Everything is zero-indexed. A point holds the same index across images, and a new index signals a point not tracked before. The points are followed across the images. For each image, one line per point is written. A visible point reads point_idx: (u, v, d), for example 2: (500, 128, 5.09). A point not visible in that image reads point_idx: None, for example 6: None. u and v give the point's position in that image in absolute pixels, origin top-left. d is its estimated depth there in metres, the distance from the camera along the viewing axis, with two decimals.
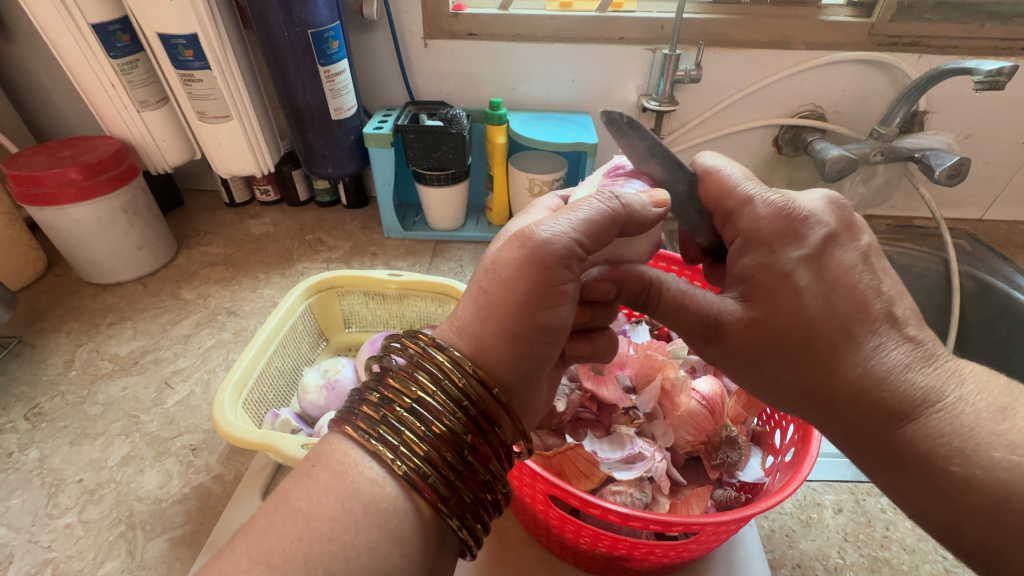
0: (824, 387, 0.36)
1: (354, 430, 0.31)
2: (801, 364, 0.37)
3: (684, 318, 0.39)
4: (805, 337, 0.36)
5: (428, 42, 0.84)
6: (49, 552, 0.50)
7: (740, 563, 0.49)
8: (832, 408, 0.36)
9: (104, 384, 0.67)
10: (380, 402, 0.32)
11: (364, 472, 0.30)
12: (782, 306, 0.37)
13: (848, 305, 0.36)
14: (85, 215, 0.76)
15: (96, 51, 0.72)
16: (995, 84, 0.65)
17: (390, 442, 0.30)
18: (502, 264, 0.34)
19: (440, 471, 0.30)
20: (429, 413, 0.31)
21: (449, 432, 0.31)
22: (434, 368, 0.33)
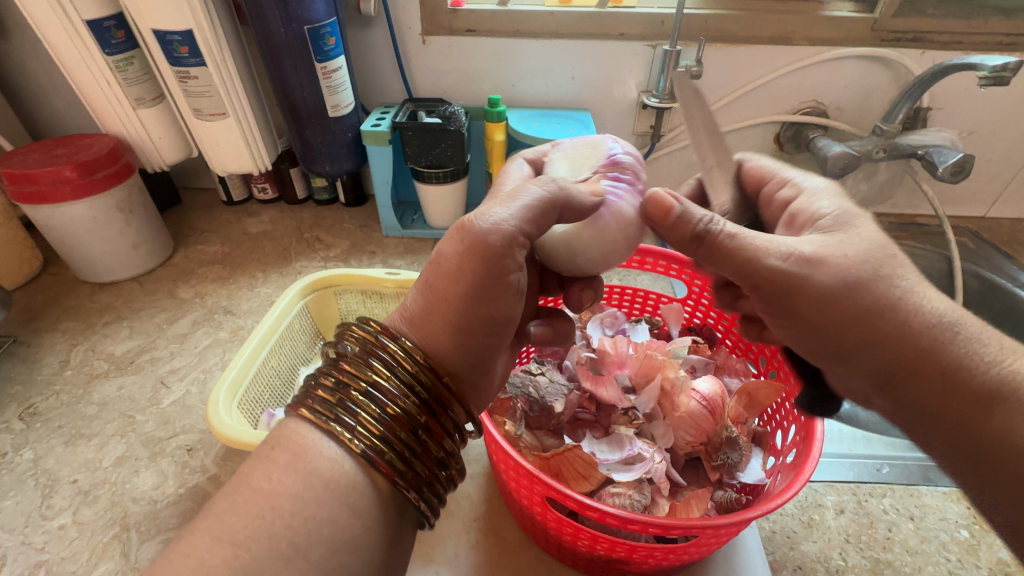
0: (890, 359, 0.37)
1: (307, 412, 0.31)
2: (863, 338, 0.38)
3: (739, 261, 0.37)
4: (869, 309, 0.37)
5: (427, 38, 0.83)
6: (43, 554, 0.50)
7: (741, 565, 0.49)
8: (898, 381, 0.38)
9: (100, 384, 0.66)
10: (333, 385, 0.32)
11: (322, 453, 0.30)
12: (842, 275, 0.37)
13: (887, 269, 0.37)
14: (81, 213, 0.75)
15: (91, 47, 0.71)
16: (1000, 80, 0.64)
17: (343, 421, 0.31)
18: (447, 259, 0.35)
19: (394, 448, 0.31)
20: (382, 395, 0.31)
21: (402, 412, 0.31)
22: (384, 354, 0.33)
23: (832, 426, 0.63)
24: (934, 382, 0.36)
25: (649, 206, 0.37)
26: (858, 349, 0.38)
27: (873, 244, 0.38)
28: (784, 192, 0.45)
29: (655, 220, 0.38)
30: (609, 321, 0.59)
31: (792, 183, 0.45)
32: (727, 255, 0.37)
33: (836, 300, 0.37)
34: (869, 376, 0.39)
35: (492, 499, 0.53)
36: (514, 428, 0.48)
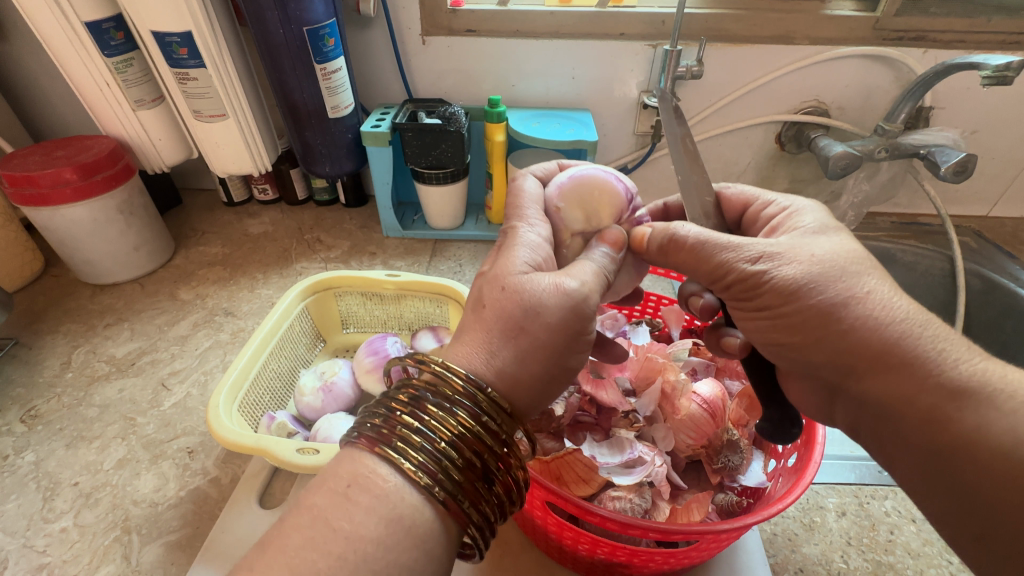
0: (846, 363, 0.35)
1: (391, 455, 0.30)
2: (819, 339, 0.36)
3: (701, 264, 0.39)
4: (824, 311, 0.35)
5: (426, 39, 0.83)
6: (44, 557, 0.50)
7: (741, 567, 0.49)
8: (854, 383, 0.35)
9: (101, 386, 0.66)
10: (418, 429, 0.31)
11: (403, 496, 0.29)
12: (794, 279, 0.36)
13: (845, 273, 0.35)
14: (82, 215, 0.75)
15: (90, 49, 0.71)
16: (1002, 79, 0.63)
17: (427, 469, 0.30)
18: (545, 307, 0.34)
19: (468, 494, 0.31)
20: (466, 441, 0.31)
21: (476, 456, 0.31)
22: (473, 405, 0.32)
23: (833, 428, 0.63)
24: (893, 389, 0.33)
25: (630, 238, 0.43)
26: (818, 351, 0.36)
27: (833, 250, 0.36)
28: (767, 211, 0.44)
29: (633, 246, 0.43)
30: (609, 323, 0.59)
31: (775, 203, 0.44)
32: (694, 258, 0.39)
33: (791, 305, 0.36)
34: (827, 376, 0.37)
35: None
36: None
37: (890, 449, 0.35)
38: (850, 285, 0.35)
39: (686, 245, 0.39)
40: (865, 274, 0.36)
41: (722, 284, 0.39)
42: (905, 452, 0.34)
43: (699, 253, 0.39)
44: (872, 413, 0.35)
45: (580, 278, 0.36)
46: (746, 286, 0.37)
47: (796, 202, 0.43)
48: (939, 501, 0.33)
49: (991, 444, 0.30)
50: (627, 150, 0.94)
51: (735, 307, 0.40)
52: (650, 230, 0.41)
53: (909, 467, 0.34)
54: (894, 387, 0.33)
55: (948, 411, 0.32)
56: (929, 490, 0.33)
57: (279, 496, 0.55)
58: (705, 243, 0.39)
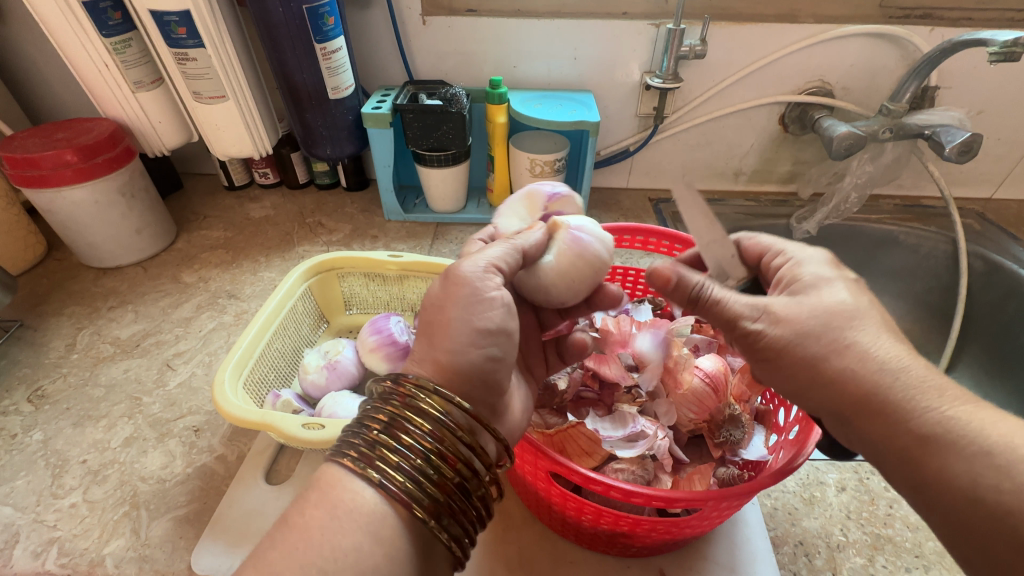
0: (841, 405, 0.35)
1: (339, 455, 0.32)
2: (814, 384, 0.36)
3: (721, 321, 0.40)
4: (822, 355, 0.35)
5: (426, 19, 0.82)
6: (55, 531, 0.51)
7: (742, 539, 0.49)
8: (851, 416, 0.35)
9: (106, 367, 0.67)
10: (361, 430, 0.33)
11: (352, 490, 0.31)
12: (796, 329, 0.36)
13: (836, 318, 0.36)
14: (83, 198, 0.75)
15: (88, 28, 0.70)
16: (1011, 55, 0.62)
17: (370, 461, 0.31)
18: (434, 302, 0.37)
19: (438, 499, 0.32)
20: (434, 447, 0.32)
21: (439, 456, 0.32)
22: (410, 395, 0.34)
23: None
24: (887, 417, 0.33)
25: (652, 275, 0.43)
26: (819, 394, 0.36)
27: (835, 299, 0.37)
28: (774, 262, 0.43)
29: (657, 284, 0.43)
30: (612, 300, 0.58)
31: (784, 253, 0.43)
32: (715, 313, 0.40)
33: (796, 351, 0.36)
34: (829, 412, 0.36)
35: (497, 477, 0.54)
36: None
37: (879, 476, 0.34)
38: (836, 334, 0.35)
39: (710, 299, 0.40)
40: (864, 316, 0.36)
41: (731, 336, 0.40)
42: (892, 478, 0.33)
43: (718, 308, 0.40)
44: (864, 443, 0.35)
45: (482, 259, 0.38)
46: (750, 339, 0.38)
47: (805, 253, 0.42)
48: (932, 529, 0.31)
49: (964, 482, 0.30)
50: (629, 132, 0.94)
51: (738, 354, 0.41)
52: (677, 275, 0.41)
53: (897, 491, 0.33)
54: (887, 413, 0.33)
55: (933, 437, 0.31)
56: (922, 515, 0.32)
57: (285, 473, 0.56)
58: (727, 305, 0.39)
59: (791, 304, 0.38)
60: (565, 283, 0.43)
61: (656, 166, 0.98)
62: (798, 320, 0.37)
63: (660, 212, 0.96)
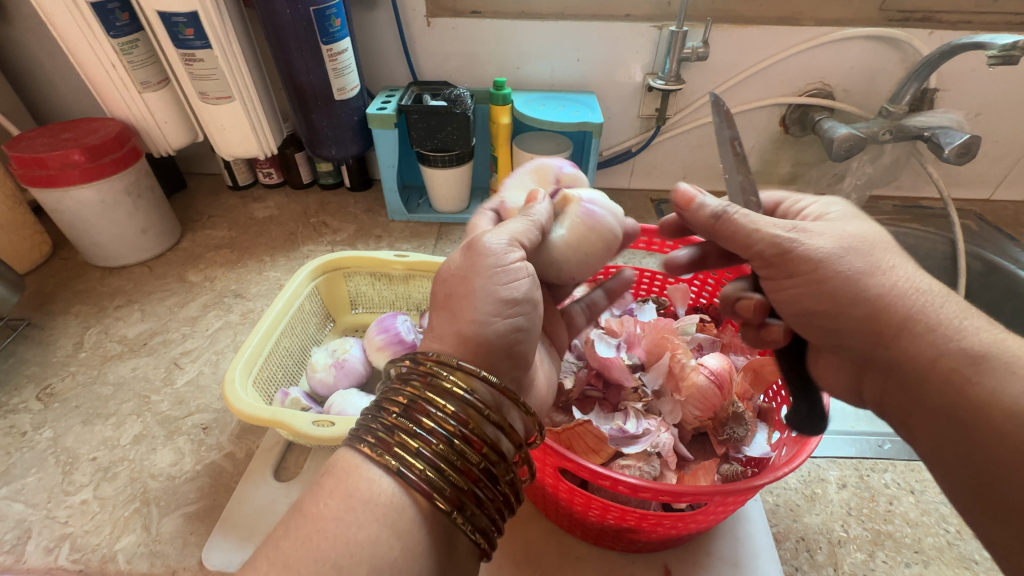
0: (873, 325, 0.37)
1: (354, 438, 0.33)
2: (835, 310, 0.38)
3: (742, 241, 0.39)
4: (850, 282, 0.37)
5: (431, 20, 0.83)
6: (66, 527, 0.51)
7: (745, 535, 0.50)
8: (881, 350, 0.38)
9: (114, 365, 0.68)
10: (377, 412, 0.33)
11: (366, 477, 0.31)
12: (821, 254, 0.37)
13: (871, 249, 0.38)
14: (90, 197, 0.76)
15: (96, 29, 0.71)
16: (1009, 59, 0.63)
17: (385, 444, 0.32)
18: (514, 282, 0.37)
19: (437, 467, 0.31)
20: (461, 431, 0.32)
21: (466, 444, 0.32)
22: (422, 375, 0.34)
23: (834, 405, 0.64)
24: (921, 353, 0.35)
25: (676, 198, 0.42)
26: (842, 320, 0.38)
27: (864, 229, 0.39)
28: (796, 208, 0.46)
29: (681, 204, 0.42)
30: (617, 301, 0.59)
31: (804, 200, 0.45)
32: (734, 236, 0.39)
33: (813, 276, 0.38)
34: (855, 347, 0.39)
35: None
36: None
37: (912, 425, 0.37)
38: (875, 259, 0.38)
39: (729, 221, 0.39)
40: (890, 246, 0.39)
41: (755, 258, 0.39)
42: (923, 416, 0.36)
43: (735, 230, 0.39)
44: (896, 382, 0.38)
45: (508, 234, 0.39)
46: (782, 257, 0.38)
47: (826, 200, 0.44)
48: (945, 467, 0.35)
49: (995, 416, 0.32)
50: (631, 132, 0.94)
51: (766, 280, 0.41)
52: (701, 196, 0.41)
53: (925, 434, 0.36)
54: (924, 350, 0.35)
55: (966, 374, 0.33)
56: (943, 448, 0.35)
57: (294, 470, 0.57)
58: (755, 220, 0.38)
59: (824, 232, 0.39)
60: (591, 249, 0.43)
61: (657, 167, 0.98)
62: (832, 242, 0.38)
63: (661, 212, 0.97)
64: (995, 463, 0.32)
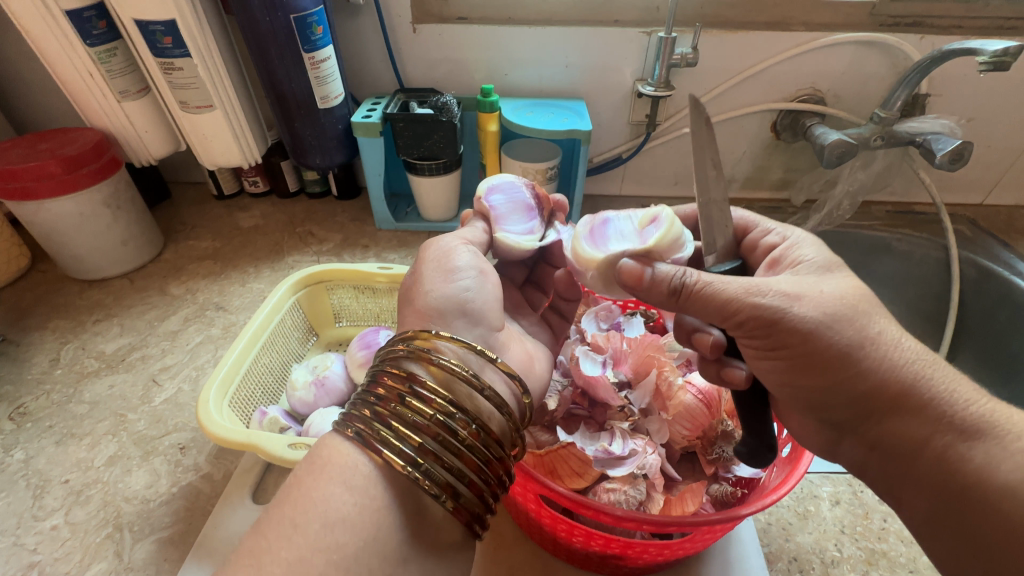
0: (866, 404, 0.35)
1: (347, 428, 0.33)
2: (822, 383, 0.36)
3: (715, 310, 0.37)
4: (842, 352, 0.35)
5: (417, 27, 0.81)
6: (35, 555, 0.50)
7: (736, 556, 0.49)
8: (870, 424, 0.36)
9: (90, 383, 0.66)
10: (375, 397, 0.34)
11: (353, 460, 0.32)
12: (809, 323, 0.35)
13: (857, 313, 0.35)
14: (67, 209, 0.74)
15: (72, 38, 0.69)
16: (1000, 65, 0.62)
17: (384, 434, 0.32)
18: None
19: (437, 455, 0.32)
20: (425, 393, 0.33)
21: (430, 413, 0.33)
22: (425, 360, 0.35)
23: None
24: (910, 430, 0.34)
25: (621, 274, 0.39)
26: (830, 394, 0.36)
27: (841, 287, 0.37)
28: (765, 240, 0.44)
29: (629, 282, 0.38)
30: (602, 314, 0.57)
31: (772, 231, 0.44)
32: (701, 306, 0.37)
33: (800, 346, 0.35)
34: (838, 418, 0.37)
35: None
36: None
37: (901, 498, 0.36)
38: (863, 323, 0.35)
39: (691, 290, 0.37)
40: (868, 303, 0.36)
41: (737, 324, 0.37)
42: (917, 490, 0.35)
43: (701, 299, 0.37)
44: (882, 455, 0.36)
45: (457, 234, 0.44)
46: (768, 327, 0.36)
47: (792, 232, 0.43)
48: (943, 542, 0.34)
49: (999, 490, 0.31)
50: (622, 139, 0.93)
51: (746, 343, 0.38)
52: (649, 269, 0.38)
53: (918, 508, 0.35)
54: (912, 428, 0.34)
55: (960, 451, 0.33)
56: (938, 520, 0.34)
57: (273, 492, 0.55)
58: (721, 287, 0.36)
59: (801, 293, 0.36)
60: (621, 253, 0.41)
61: (649, 173, 0.97)
62: (813, 309, 0.35)
63: None
64: (998, 539, 0.31)
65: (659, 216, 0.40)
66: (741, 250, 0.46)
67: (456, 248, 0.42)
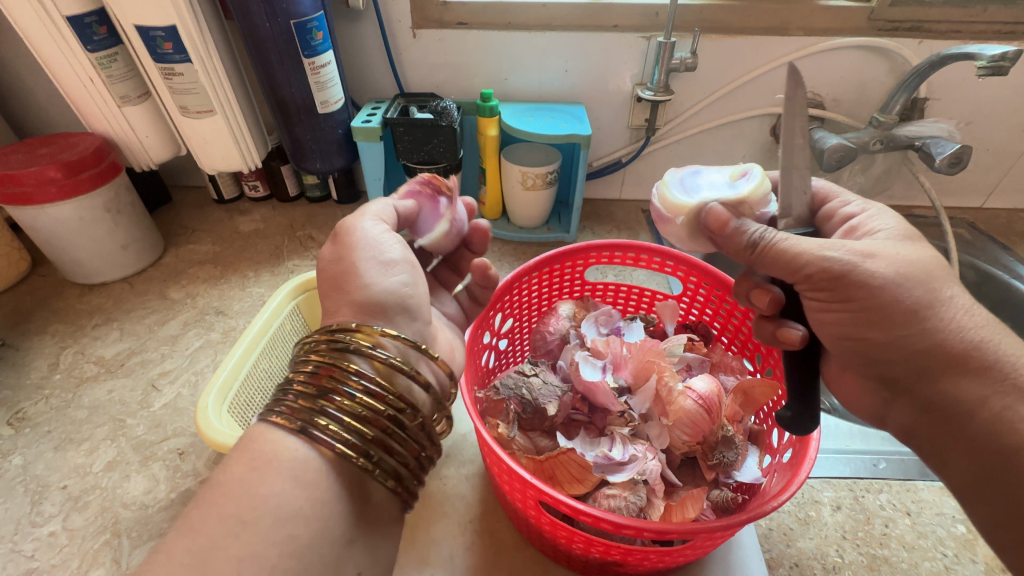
0: (927, 362, 0.37)
1: (274, 417, 0.34)
2: (885, 337, 0.37)
3: (783, 264, 0.39)
4: (908, 309, 0.36)
5: (416, 32, 0.82)
6: (32, 561, 0.49)
7: (737, 563, 0.49)
8: (924, 383, 0.37)
9: (90, 387, 0.66)
10: (304, 389, 0.34)
11: (290, 449, 0.33)
12: (879, 279, 0.36)
13: (931, 278, 0.37)
14: (67, 214, 0.74)
15: (73, 44, 0.69)
16: (998, 69, 0.63)
17: (315, 423, 0.33)
18: None
19: (373, 438, 0.34)
20: (357, 386, 0.34)
21: (377, 405, 0.34)
22: (354, 353, 0.35)
23: (828, 421, 0.62)
24: (965, 391, 0.35)
25: (707, 218, 0.41)
26: (890, 349, 0.38)
27: (919, 254, 0.38)
28: (843, 211, 0.44)
29: (714, 227, 0.41)
30: (603, 319, 0.58)
31: (851, 203, 0.44)
32: (775, 260, 0.39)
33: (867, 301, 0.37)
34: (893, 374, 0.39)
35: (487, 500, 0.52)
36: (506, 430, 0.49)
37: (947, 459, 0.38)
38: (934, 287, 0.36)
39: (768, 244, 0.39)
40: (945, 271, 0.37)
41: (803, 278, 0.39)
42: (962, 452, 0.36)
43: (776, 253, 0.39)
44: (934, 416, 0.38)
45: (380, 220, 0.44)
46: (832, 282, 0.37)
47: (871, 205, 0.43)
48: (982, 504, 0.35)
49: None
50: (622, 143, 0.93)
51: (811, 300, 0.40)
52: (735, 221, 0.40)
53: (961, 470, 0.37)
54: (970, 388, 0.35)
55: (1018, 413, 0.34)
56: (980, 483, 0.35)
57: None
58: (792, 243, 0.38)
59: (874, 254, 0.37)
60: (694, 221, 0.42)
61: (649, 177, 0.97)
62: (887, 271, 0.36)
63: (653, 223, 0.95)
64: None
65: (749, 172, 0.42)
66: (814, 220, 0.46)
67: (387, 238, 0.43)
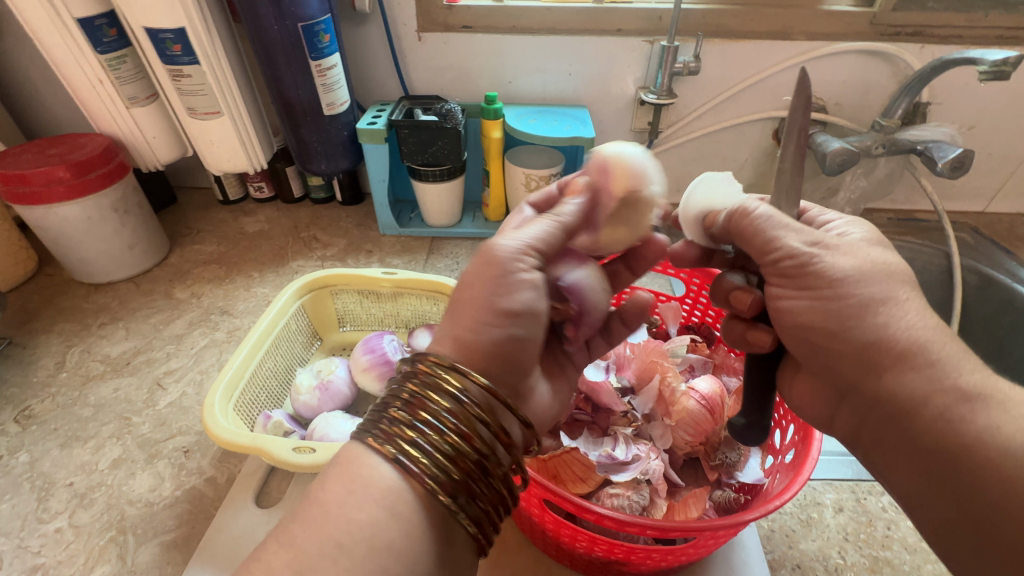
0: (859, 373, 0.34)
1: (369, 441, 0.31)
2: (824, 345, 0.35)
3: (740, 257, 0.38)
4: (846, 320, 0.34)
5: (422, 35, 0.83)
6: (39, 558, 0.50)
7: (739, 563, 0.49)
8: (864, 390, 0.34)
9: (95, 386, 0.66)
10: (398, 419, 0.32)
11: (375, 470, 0.31)
12: (824, 289, 0.35)
13: (870, 287, 0.34)
14: (75, 213, 0.75)
15: (83, 46, 0.70)
16: (1000, 74, 0.63)
17: (409, 456, 0.31)
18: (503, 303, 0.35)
19: (459, 484, 0.31)
20: (450, 427, 0.31)
21: (469, 450, 0.31)
22: (450, 392, 0.32)
23: None
24: (904, 390, 0.33)
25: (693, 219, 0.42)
26: (837, 350, 0.35)
27: (871, 262, 0.35)
28: (819, 218, 0.40)
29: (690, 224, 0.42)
30: None
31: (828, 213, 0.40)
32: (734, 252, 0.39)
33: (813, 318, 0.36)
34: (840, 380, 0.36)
35: None
36: None
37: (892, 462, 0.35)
38: (872, 299, 0.34)
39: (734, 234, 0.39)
40: (886, 277, 0.34)
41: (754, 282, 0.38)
42: (908, 459, 0.33)
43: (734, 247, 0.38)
44: (878, 420, 0.35)
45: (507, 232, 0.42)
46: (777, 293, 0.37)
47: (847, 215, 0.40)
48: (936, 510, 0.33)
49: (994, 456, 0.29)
50: None
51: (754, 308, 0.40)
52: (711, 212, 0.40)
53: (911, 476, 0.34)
54: (911, 388, 0.32)
55: (960, 413, 0.31)
56: (932, 490, 0.32)
57: (276, 495, 0.55)
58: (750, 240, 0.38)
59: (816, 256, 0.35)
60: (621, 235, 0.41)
61: None
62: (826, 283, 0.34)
63: None
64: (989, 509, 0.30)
65: (605, 162, 0.40)
66: None
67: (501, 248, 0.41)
